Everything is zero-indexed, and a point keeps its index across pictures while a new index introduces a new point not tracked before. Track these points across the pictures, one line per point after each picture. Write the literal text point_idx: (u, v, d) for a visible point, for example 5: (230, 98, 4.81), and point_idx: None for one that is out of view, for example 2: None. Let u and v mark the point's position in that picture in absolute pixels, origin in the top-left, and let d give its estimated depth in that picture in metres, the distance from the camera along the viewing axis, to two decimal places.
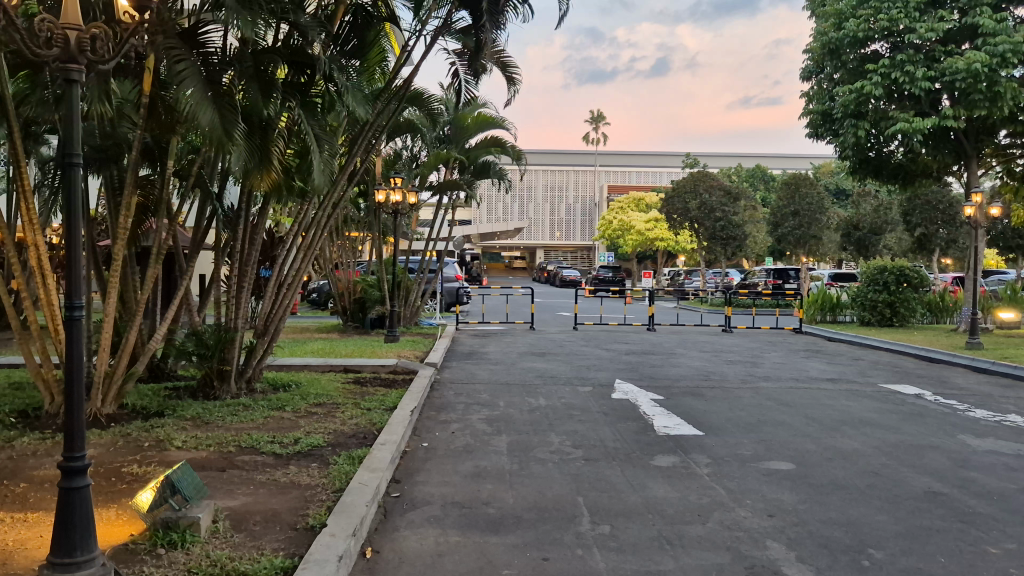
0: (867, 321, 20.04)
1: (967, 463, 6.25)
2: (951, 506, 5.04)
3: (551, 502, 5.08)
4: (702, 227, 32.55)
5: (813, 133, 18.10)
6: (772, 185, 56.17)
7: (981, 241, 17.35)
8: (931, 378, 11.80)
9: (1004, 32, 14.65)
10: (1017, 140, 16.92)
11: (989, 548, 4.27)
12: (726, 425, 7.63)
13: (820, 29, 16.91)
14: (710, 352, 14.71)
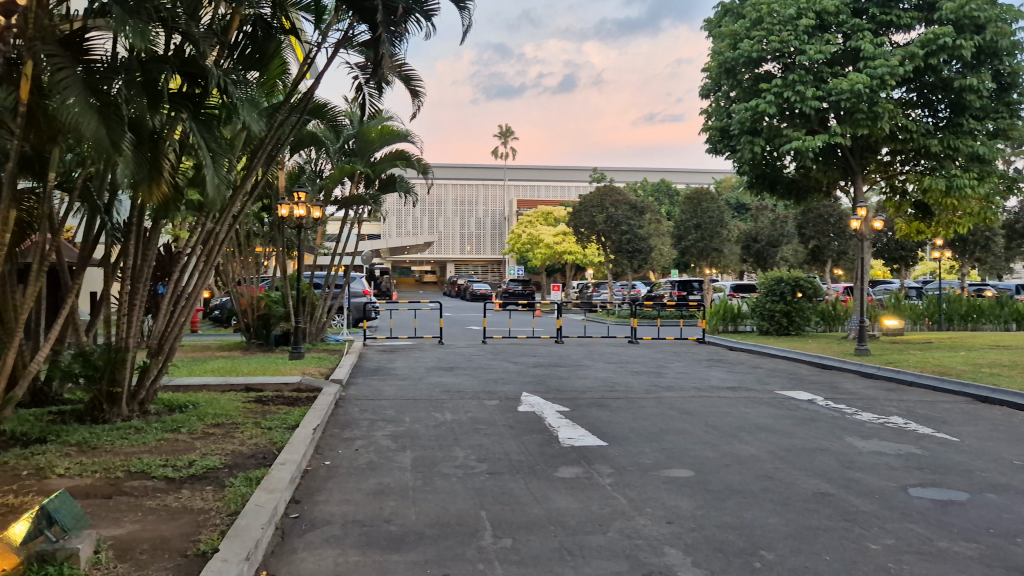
0: (765, 330, 20.77)
1: (854, 464, 6.54)
2: (837, 506, 5.26)
3: (453, 517, 5.06)
4: (609, 240, 33.17)
5: (712, 149, 18.72)
6: (676, 199, 57.71)
7: (868, 252, 18.28)
8: (823, 383, 12.34)
9: (882, 56, 15.53)
10: (898, 156, 17.86)
11: (870, 544, 4.48)
12: (629, 436, 7.76)
13: (715, 48, 17.49)
14: (616, 363, 14.97)
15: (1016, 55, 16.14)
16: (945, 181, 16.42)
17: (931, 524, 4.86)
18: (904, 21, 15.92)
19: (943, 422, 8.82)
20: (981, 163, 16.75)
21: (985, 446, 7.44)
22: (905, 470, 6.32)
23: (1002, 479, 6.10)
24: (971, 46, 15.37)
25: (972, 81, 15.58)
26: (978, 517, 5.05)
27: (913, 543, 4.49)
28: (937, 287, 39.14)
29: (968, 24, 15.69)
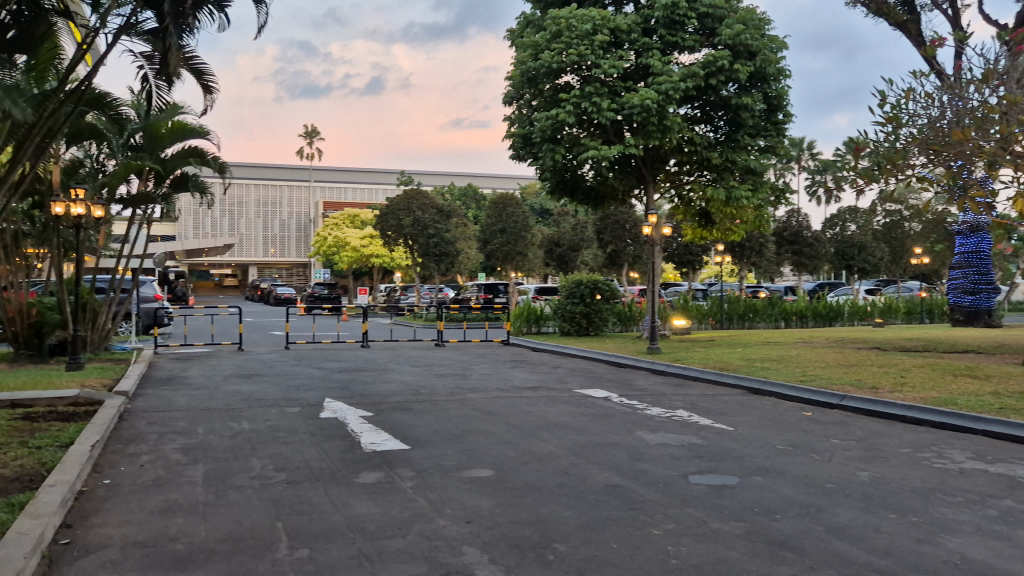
0: (566, 331, 21.58)
1: (642, 456, 6.95)
2: (625, 496, 5.57)
3: (247, 530, 4.85)
4: (416, 244, 33.13)
5: (516, 155, 19.26)
6: (483, 203, 58.73)
7: (659, 256, 19.52)
8: (617, 381, 13.03)
9: (668, 74, 16.66)
10: (683, 168, 19.22)
11: (653, 530, 4.78)
12: (431, 438, 7.80)
13: (518, 57, 17.89)
14: (421, 366, 15.01)
15: (782, 80, 17.88)
16: (725, 191, 17.90)
17: (707, 507, 5.27)
18: (688, 44, 17.16)
19: (721, 413, 9.58)
20: (754, 176, 18.42)
21: (756, 433, 8.16)
22: (687, 459, 6.80)
23: (769, 462, 6.72)
24: (745, 70, 16.91)
25: (746, 101, 17.10)
26: (746, 498, 5.52)
27: (690, 526, 4.85)
28: (718, 289, 42.52)
29: (743, 51, 17.18)
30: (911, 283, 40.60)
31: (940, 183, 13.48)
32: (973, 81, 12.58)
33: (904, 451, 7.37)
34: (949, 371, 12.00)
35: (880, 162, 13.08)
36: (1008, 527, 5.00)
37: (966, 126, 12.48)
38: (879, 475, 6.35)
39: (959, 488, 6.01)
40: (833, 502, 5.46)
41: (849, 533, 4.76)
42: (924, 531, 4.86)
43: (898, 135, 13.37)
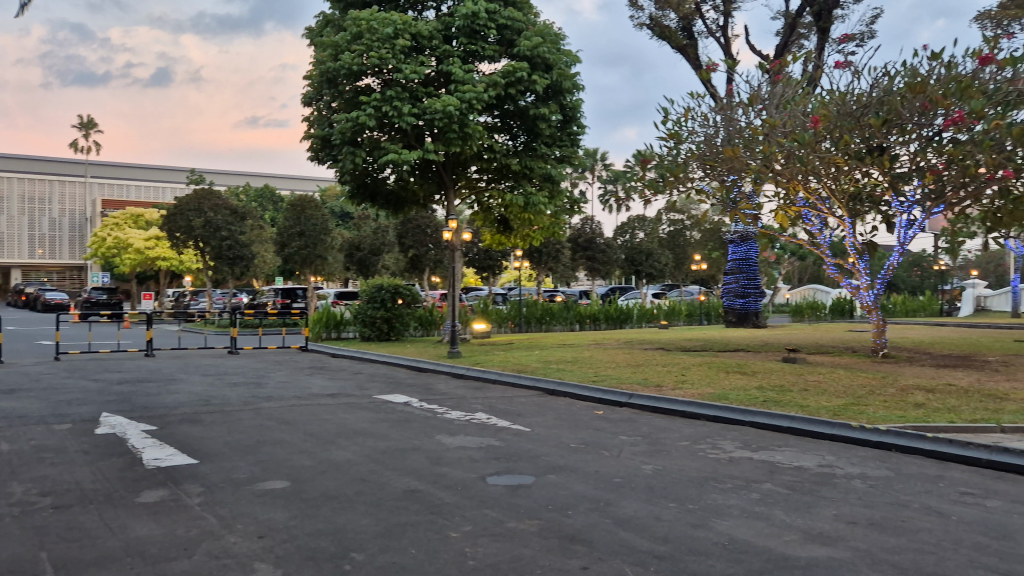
0: (367, 336, 21.28)
1: (441, 460, 7.00)
2: (424, 500, 5.59)
3: (4, 564, 4.37)
4: (207, 246, 31.35)
5: (315, 157, 18.81)
6: (280, 205, 56.72)
7: (459, 261, 19.75)
8: (419, 385, 13.02)
9: (470, 82, 16.91)
10: (483, 174, 19.62)
11: (451, 532, 4.83)
12: (221, 451, 7.42)
13: (317, 57, 17.47)
14: (212, 375, 14.22)
15: (576, 93, 18.76)
16: (523, 198, 18.43)
17: (503, 507, 5.40)
18: (488, 53, 17.56)
19: (518, 415, 9.85)
20: (551, 183, 19.15)
21: (550, 433, 8.47)
22: (485, 461, 6.94)
23: (562, 460, 7.00)
24: (542, 82, 17.57)
25: (543, 111, 17.75)
26: (540, 496, 5.72)
27: (487, 527, 4.95)
28: (517, 294, 43.72)
29: (540, 63, 17.85)
30: (691, 288, 43.87)
31: (714, 195, 14.69)
32: (741, 103, 13.83)
33: (683, 444, 7.95)
34: (723, 369, 13.07)
35: (663, 173, 14.03)
36: (769, 508, 5.54)
37: (735, 145, 13.69)
38: (661, 467, 6.81)
39: (729, 475, 6.57)
40: (620, 496, 5.79)
41: (633, 523, 5.06)
42: (698, 517, 5.27)
43: (679, 149, 14.41)
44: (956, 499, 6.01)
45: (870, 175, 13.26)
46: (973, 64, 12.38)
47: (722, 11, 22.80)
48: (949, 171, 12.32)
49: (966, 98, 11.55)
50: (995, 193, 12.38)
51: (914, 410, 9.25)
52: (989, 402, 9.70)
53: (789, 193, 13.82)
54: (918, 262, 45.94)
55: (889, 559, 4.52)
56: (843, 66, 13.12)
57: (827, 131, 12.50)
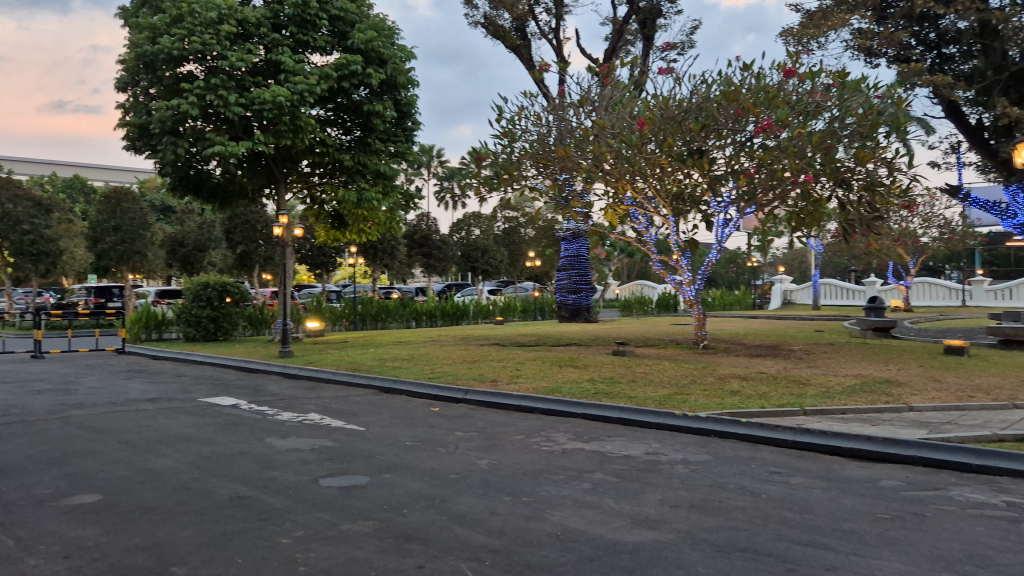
0: (191, 337, 20.14)
1: (271, 464, 6.74)
2: (252, 507, 5.35)
3: None
4: (6, 241, 28.57)
5: (131, 146, 17.58)
6: (92, 197, 52.68)
7: (291, 257, 19.11)
8: (248, 387, 12.48)
9: (301, 73, 16.37)
10: (316, 169, 19.08)
11: (280, 539, 4.65)
12: (22, 465, 6.77)
13: (133, 39, 16.35)
14: (12, 383, 12.96)
15: (411, 89, 18.62)
16: (357, 194, 18.07)
17: (337, 510, 5.26)
18: (319, 44, 17.06)
19: (353, 414, 9.65)
20: (385, 180, 18.91)
21: (386, 432, 8.36)
22: (318, 463, 6.74)
23: (398, 459, 6.92)
24: (377, 77, 17.31)
25: (377, 106, 17.48)
26: (375, 496, 5.62)
27: (319, 531, 4.80)
28: (352, 291, 42.92)
29: (374, 57, 17.59)
30: (526, 284, 44.83)
31: (547, 193, 15.03)
32: (572, 104, 14.23)
33: (517, 438, 8.08)
34: (556, 363, 13.41)
35: (498, 171, 14.20)
36: (599, 496, 5.72)
37: (567, 144, 14.07)
38: (496, 462, 6.87)
39: (561, 466, 6.73)
40: (456, 492, 5.79)
41: (468, 519, 5.07)
42: (532, 509, 5.36)
43: (513, 147, 14.63)
44: (766, 478, 6.47)
45: (690, 177, 14.01)
46: (779, 76, 13.35)
47: (554, 14, 23.39)
48: (759, 174, 13.24)
49: (773, 107, 12.46)
50: (798, 195, 13.44)
51: (730, 398, 9.88)
52: (795, 387, 10.52)
53: (617, 193, 14.38)
54: (733, 259, 49.25)
55: (708, 538, 4.79)
56: (666, 72, 13.77)
57: (651, 133, 13.09)
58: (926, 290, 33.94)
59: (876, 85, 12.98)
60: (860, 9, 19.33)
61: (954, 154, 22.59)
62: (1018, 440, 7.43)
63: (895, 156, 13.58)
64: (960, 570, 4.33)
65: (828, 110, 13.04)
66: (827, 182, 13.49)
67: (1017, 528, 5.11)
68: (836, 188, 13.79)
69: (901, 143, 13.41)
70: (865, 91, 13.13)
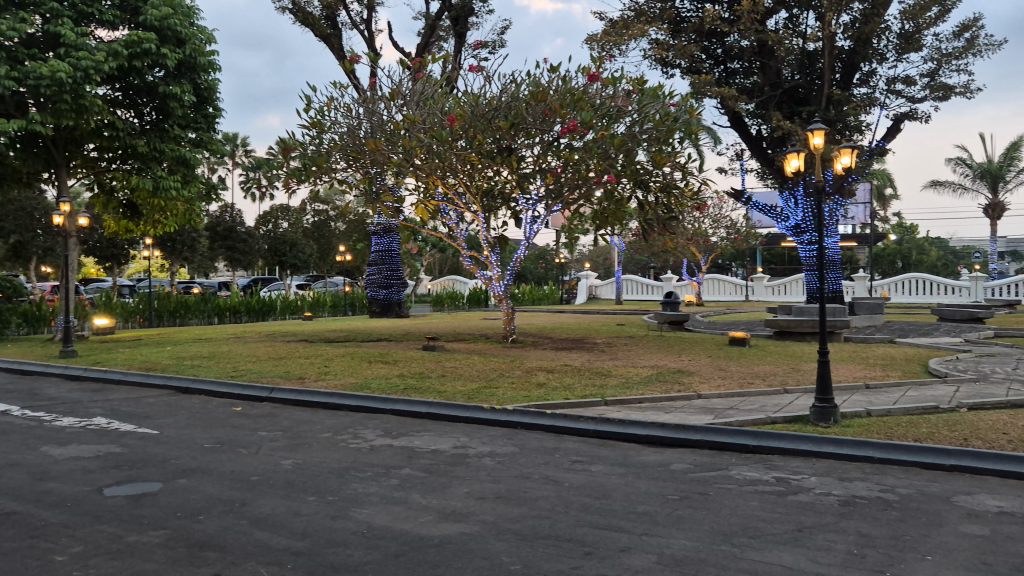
0: None
1: (45, 475, 6.15)
2: (23, 524, 4.86)
3: None
4: None
5: None
6: None
7: (73, 248, 17.52)
8: (21, 391, 11.32)
9: (84, 48, 15.05)
10: (103, 152, 17.67)
11: (56, 556, 4.27)
12: None
13: None
14: None
15: (211, 72, 17.67)
16: (152, 181, 16.84)
17: (121, 521, 4.89)
18: (107, 18, 15.76)
19: (144, 417, 9.01)
20: (185, 168, 17.76)
21: (182, 434, 7.89)
22: (103, 471, 6.24)
23: (194, 463, 6.54)
24: (173, 57, 16.27)
25: (174, 89, 16.44)
26: (167, 504, 5.28)
27: (102, 545, 4.45)
28: (147, 285, 40.14)
29: (170, 36, 16.52)
30: (336, 278, 43.95)
31: (357, 187, 14.81)
32: (383, 97, 14.06)
33: (324, 436, 7.89)
34: (366, 359, 13.21)
35: (306, 163, 13.79)
36: (406, 492, 5.71)
37: (377, 138, 13.91)
38: (300, 461, 6.68)
39: (369, 463, 6.65)
40: (257, 494, 5.57)
41: (269, 522, 4.89)
42: (337, 508, 5.26)
43: (322, 138, 14.26)
44: (568, 466, 6.74)
45: (499, 174, 14.30)
46: (584, 79, 13.89)
47: (365, 5, 23.03)
48: (565, 173, 13.74)
49: (578, 109, 12.97)
50: (602, 195, 14.08)
51: (537, 390, 10.21)
52: (596, 378, 11.05)
53: (428, 188, 14.41)
54: (543, 256, 50.83)
55: (512, 527, 4.91)
56: (476, 70, 13.95)
57: (462, 129, 13.23)
58: (715, 286, 36.68)
59: (672, 94, 13.85)
60: (657, 21, 20.58)
61: (739, 161, 24.65)
62: (789, 421, 8.22)
63: (688, 160, 14.57)
64: (737, 542, 4.72)
65: (628, 114, 13.76)
66: (627, 183, 14.23)
67: (784, 501, 5.66)
68: (635, 189, 14.58)
69: (693, 149, 14.42)
70: (662, 98, 13.98)
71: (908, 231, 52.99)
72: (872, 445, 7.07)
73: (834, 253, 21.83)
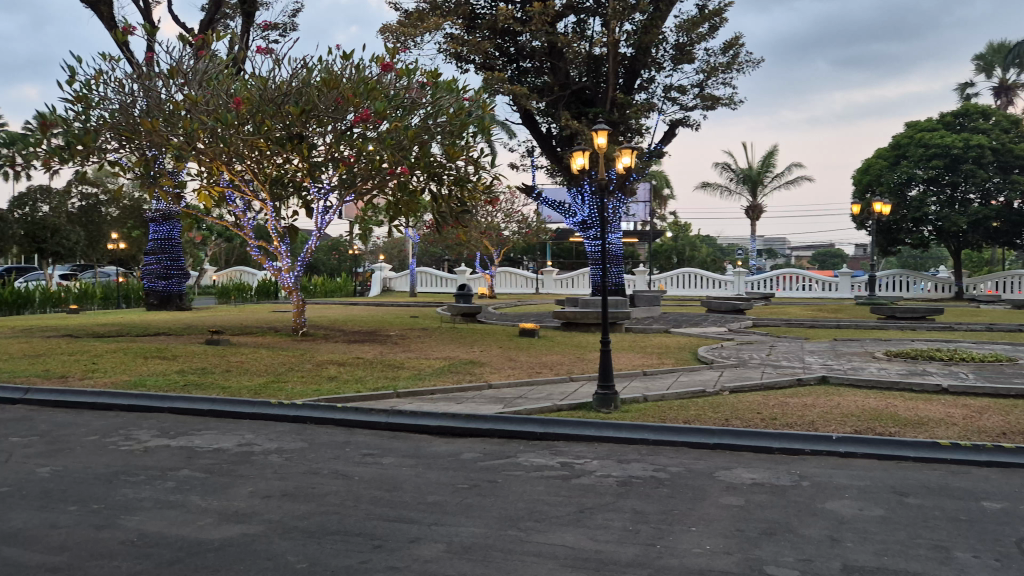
0: None
1: None
2: None
3: None
4: None
5: None
6: None
7: None
8: None
9: None
10: None
11: None
12: None
13: None
14: None
15: None
16: None
17: None
18: None
19: None
20: None
21: None
22: None
23: None
24: None
25: None
26: None
27: None
28: None
29: None
30: (107, 269, 40.47)
31: (131, 169, 13.71)
32: (161, 74, 13.11)
33: (89, 439, 7.25)
34: (140, 354, 12.31)
35: (68, 141, 12.55)
36: (183, 495, 5.37)
37: (154, 118, 12.96)
38: (60, 468, 6.10)
39: (142, 466, 6.19)
40: (8, 508, 5.00)
41: (21, 538, 4.42)
42: (103, 517, 4.85)
43: (89, 115, 13.06)
44: (359, 460, 6.65)
45: (289, 161, 13.80)
46: (377, 69, 13.74)
47: None
48: (358, 164, 13.49)
49: (371, 99, 12.79)
50: (395, 187, 13.99)
51: (327, 383, 9.98)
52: (389, 371, 10.99)
53: (212, 173, 13.63)
54: (336, 247, 49.69)
55: (299, 525, 4.77)
56: (264, 52, 13.36)
57: (248, 114, 12.61)
58: (507, 278, 37.62)
59: (465, 89, 14.07)
60: (452, 16, 20.74)
61: (529, 158, 25.48)
62: (573, 408, 8.62)
63: (480, 154, 14.85)
64: (523, 526, 4.87)
65: (422, 107, 13.77)
66: (421, 175, 14.25)
67: (568, 484, 5.92)
68: (428, 181, 14.66)
69: (485, 144, 14.75)
70: (456, 92, 14.16)
71: (682, 229, 57.26)
72: (647, 428, 7.58)
73: (615, 248, 23.12)
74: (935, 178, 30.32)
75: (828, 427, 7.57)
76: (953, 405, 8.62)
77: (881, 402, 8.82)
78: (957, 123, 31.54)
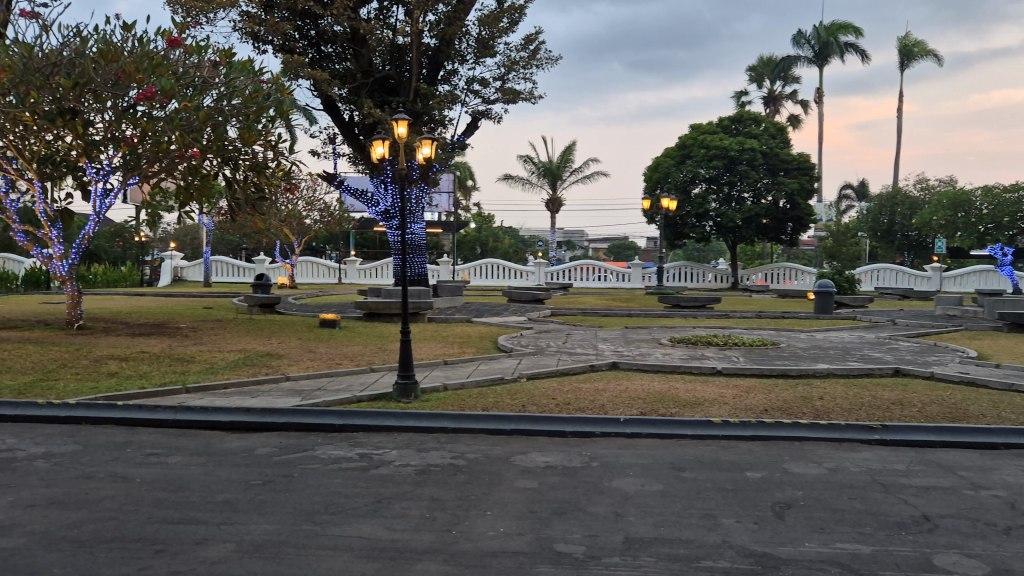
0: None
1: None
2: None
3: None
4: None
5: None
6: None
7: None
8: None
9: None
10: None
11: None
12: None
13: None
14: None
15: None
16: None
17: None
18: None
19: None
20: None
21: None
22: None
23: None
24: None
25: None
26: None
27: None
28: None
29: None
30: None
31: None
32: None
33: None
34: None
35: None
36: None
37: None
38: None
39: None
40: None
41: None
42: None
43: None
44: (142, 461, 6.24)
45: (60, 138, 12.61)
46: (164, 44, 12.91)
47: None
48: (142, 144, 12.58)
49: (158, 75, 12.01)
50: (186, 171, 13.17)
51: (106, 380, 9.25)
52: (177, 365, 10.38)
53: None
54: (119, 233, 45.79)
55: (68, 535, 4.40)
56: (30, 17, 12.13)
57: (11, 84, 11.41)
58: (309, 268, 36.53)
59: (261, 70, 13.56)
60: None
61: (331, 145, 24.88)
62: (373, 399, 8.56)
63: (279, 140, 14.34)
64: (318, 520, 4.78)
65: (215, 87, 13.13)
66: (214, 159, 13.52)
67: (366, 475, 5.88)
68: (223, 166, 13.93)
69: (284, 129, 14.26)
70: (252, 73, 13.62)
71: (485, 220, 58.28)
72: (447, 417, 7.67)
73: (417, 239, 23.13)
74: (715, 178, 32.87)
75: (616, 410, 8.03)
76: (725, 386, 9.42)
77: (664, 385, 9.47)
78: (732, 127, 34.34)
